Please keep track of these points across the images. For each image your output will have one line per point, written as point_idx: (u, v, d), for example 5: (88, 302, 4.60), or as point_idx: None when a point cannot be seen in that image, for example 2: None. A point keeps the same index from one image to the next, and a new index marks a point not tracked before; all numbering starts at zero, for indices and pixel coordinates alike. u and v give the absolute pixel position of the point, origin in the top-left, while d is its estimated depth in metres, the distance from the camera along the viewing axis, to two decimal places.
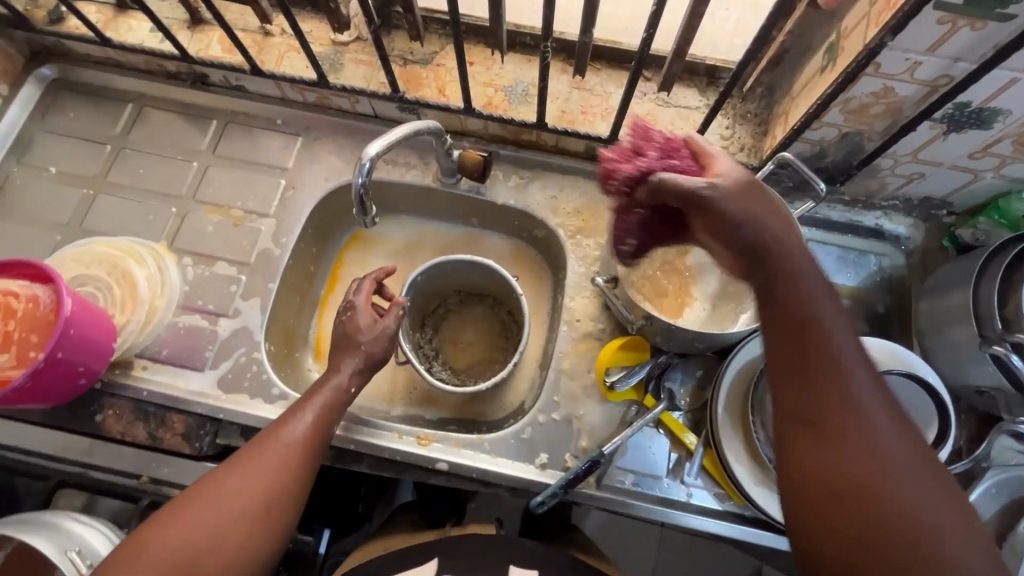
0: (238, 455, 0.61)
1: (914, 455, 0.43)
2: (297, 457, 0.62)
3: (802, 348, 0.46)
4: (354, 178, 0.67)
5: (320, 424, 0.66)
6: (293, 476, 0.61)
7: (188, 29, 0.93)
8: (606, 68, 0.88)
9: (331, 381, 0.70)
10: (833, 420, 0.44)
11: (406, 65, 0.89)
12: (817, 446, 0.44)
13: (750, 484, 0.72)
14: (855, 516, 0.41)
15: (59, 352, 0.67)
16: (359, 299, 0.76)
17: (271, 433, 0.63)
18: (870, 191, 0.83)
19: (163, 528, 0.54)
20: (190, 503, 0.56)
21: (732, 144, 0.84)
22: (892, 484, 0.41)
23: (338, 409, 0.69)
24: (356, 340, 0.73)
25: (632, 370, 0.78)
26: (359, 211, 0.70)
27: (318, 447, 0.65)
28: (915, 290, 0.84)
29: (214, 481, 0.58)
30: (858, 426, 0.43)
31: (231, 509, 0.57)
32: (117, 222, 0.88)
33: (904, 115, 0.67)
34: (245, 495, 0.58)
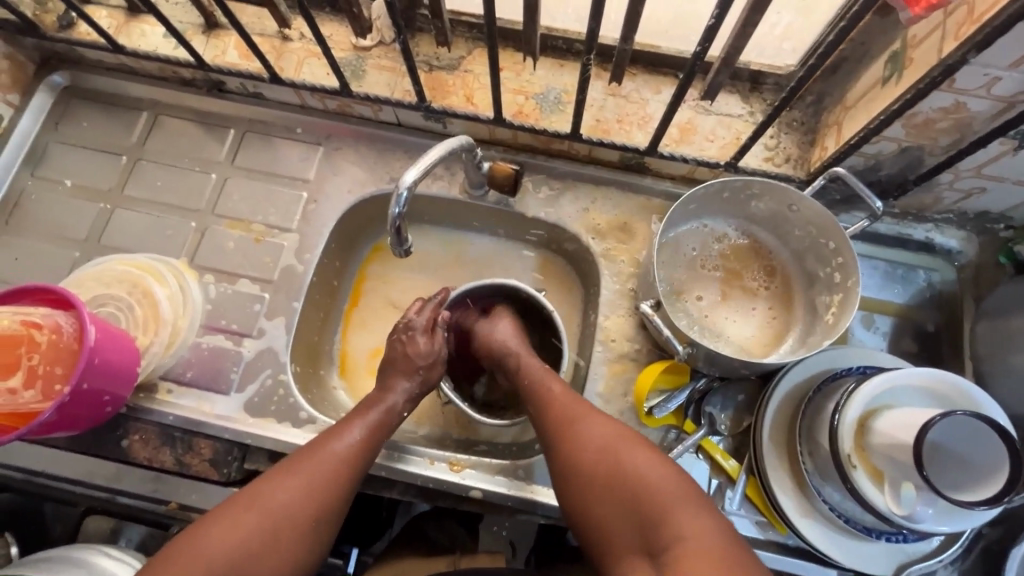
0: (289, 463, 0.61)
1: (618, 447, 0.60)
2: (345, 476, 0.62)
3: (576, 455, 0.61)
4: (392, 209, 0.67)
5: (369, 440, 0.66)
6: (339, 492, 0.61)
7: (203, 34, 0.89)
8: (643, 73, 0.84)
9: (387, 400, 0.70)
10: (569, 446, 0.62)
11: (431, 71, 0.85)
12: (569, 464, 0.61)
13: (795, 515, 0.70)
14: (610, 508, 0.57)
15: (85, 382, 0.66)
16: (420, 321, 0.76)
17: (323, 444, 0.63)
18: (923, 204, 0.79)
19: (214, 532, 0.55)
20: (243, 510, 0.56)
21: (778, 154, 0.80)
22: (614, 476, 0.58)
23: (386, 428, 0.69)
24: (413, 361, 0.73)
25: (671, 396, 0.75)
26: (395, 240, 0.71)
27: (363, 465, 0.65)
28: (967, 307, 0.80)
29: (265, 489, 0.58)
30: (597, 466, 0.59)
31: (279, 519, 0.57)
32: (136, 238, 0.86)
33: (973, 131, 0.62)
34: (294, 507, 0.58)
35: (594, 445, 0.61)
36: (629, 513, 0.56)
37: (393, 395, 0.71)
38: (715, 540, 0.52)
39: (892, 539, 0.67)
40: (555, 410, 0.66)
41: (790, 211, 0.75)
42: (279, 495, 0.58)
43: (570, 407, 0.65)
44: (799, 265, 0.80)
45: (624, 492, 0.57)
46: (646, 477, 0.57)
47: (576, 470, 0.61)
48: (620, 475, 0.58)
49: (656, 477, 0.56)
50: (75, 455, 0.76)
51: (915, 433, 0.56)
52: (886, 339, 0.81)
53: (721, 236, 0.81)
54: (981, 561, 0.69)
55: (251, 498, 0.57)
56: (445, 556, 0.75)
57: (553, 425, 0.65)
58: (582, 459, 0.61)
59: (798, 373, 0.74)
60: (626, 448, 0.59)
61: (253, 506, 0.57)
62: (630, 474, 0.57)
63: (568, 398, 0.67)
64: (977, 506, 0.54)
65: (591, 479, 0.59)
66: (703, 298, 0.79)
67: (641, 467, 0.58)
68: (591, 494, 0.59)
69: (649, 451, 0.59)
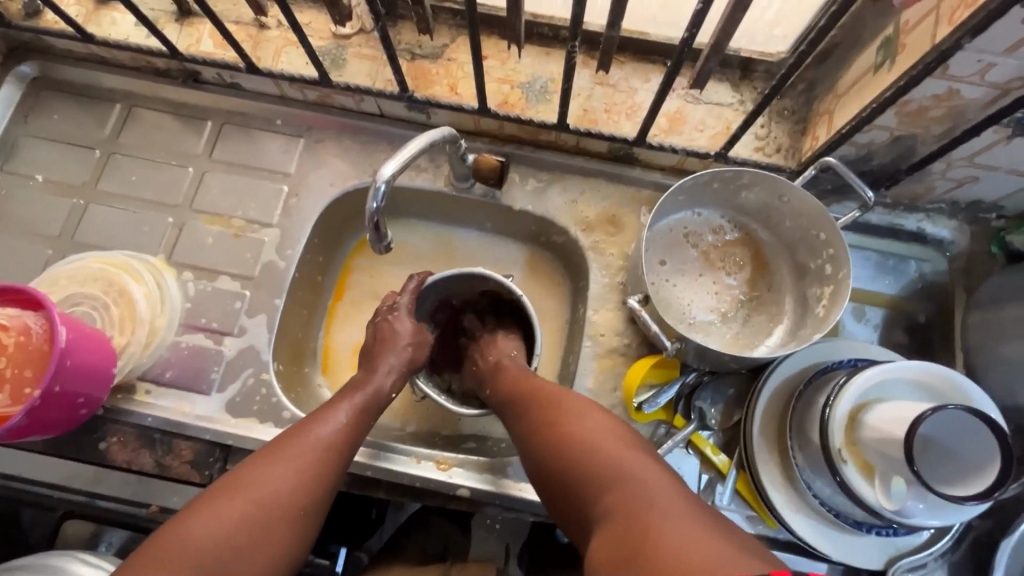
0: (273, 448, 0.58)
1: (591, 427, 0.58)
2: (329, 455, 0.59)
3: (549, 439, 0.59)
4: (370, 204, 0.65)
5: (356, 421, 0.64)
6: (329, 473, 0.59)
7: (176, 22, 0.86)
8: (631, 61, 0.82)
9: (376, 382, 0.69)
10: (544, 434, 0.60)
11: (413, 60, 0.83)
12: (543, 451, 0.59)
13: (787, 510, 0.69)
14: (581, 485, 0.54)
15: (57, 385, 0.64)
16: (404, 302, 0.76)
17: (307, 427, 0.61)
18: (916, 194, 0.78)
19: (195, 519, 0.52)
20: (228, 495, 0.54)
21: (768, 144, 0.78)
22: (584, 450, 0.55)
23: (372, 411, 0.67)
24: (399, 341, 0.74)
25: (661, 391, 0.73)
26: (375, 237, 0.69)
27: (352, 449, 0.62)
28: (959, 298, 0.80)
29: (250, 475, 0.55)
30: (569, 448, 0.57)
31: (267, 504, 0.54)
32: (112, 235, 0.83)
33: (966, 119, 0.61)
34: (283, 490, 0.55)
35: (546, 419, 0.60)
36: (580, 482, 0.54)
37: (379, 375, 0.70)
38: (662, 490, 0.50)
39: (882, 532, 0.67)
40: (521, 393, 0.67)
41: (780, 202, 0.74)
42: (264, 479, 0.55)
43: (545, 396, 0.65)
44: (790, 257, 0.78)
45: (575, 460, 0.55)
46: (597, 444, 0.55)
47: (534, 450, 0.60)
48: (569, 443, 0.56)
49: (608, 446, 0.55)
50: (52, 458, 0.74)
51: (906, 427, 0.55)
52: (876, 331, 0.81)
53: (714, 230, 0.80)
54: (972, 553, 0.69)
55: (232, 483, 0.55)
56: (439, 564, 0.77)
57: (528, 414, 0.64)
58: (539, 435, 0.60)
59: (787, 367, 0.73)
60: (575, 419, 0.59)
61: (237, 490, 0.54)
62: (579, 441, 0.56)
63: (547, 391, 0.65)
64: (967, 502, 0.53)
65: (556, 462, 0.57)
66: (666, 262, 0.78)
67: (593, 436, 0.56)
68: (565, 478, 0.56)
69: (601, 421, 0.58)
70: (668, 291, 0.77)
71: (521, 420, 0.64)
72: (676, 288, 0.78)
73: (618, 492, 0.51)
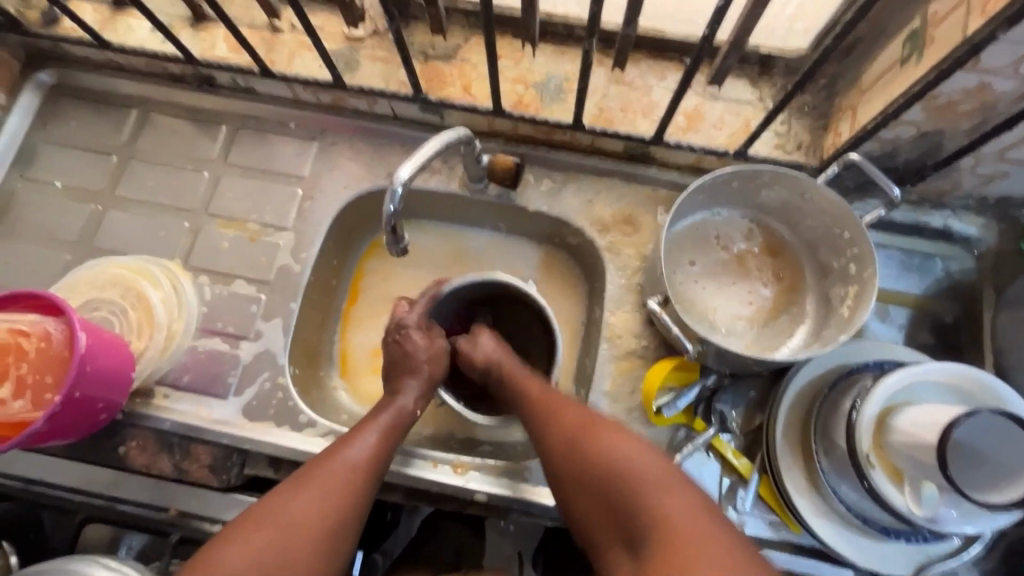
0: (300, 476, 0.58)
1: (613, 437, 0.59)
2: (358, 480, 0.59)
3: (568, 448, 0.60)
4: (386, 207, 0.64)
5: (383, 441, 0.64)
6: (357, 501, 0.58)
7: (191, 28, 0.86)
8: (647, 59, 0.81)
9: (398, 402, 0.69)
10: (561, 443, 0.61)
11: (427, 61, 0.82)
12: (563, 458, 0.60)
13: (811, 516, 0.67)
14: (607, 500, 0.56)
15: (77, 391, 0.64)
16: (412, 318, 0.75)
17: (333, 452, 0.61)
18: (942, 190, 0.76)
19: (225, 552, 0.51)
20: (258, 521, 0.54)
21: (789, 141, 0.76)
22: (610, 464, 0.57)
23: (398, 430, 0.67)
24: (415, 359, 0.72)
25: (682, 393, 0.72)
26: (392, 240, 0.68)
27: (381, 470, 0.62)
28: (988, 297, 0.77)
29: (278, 503, 0.55)
30: (592, 459, 0.58)
31: (296, 537, 0.53)
32: (128, 240, 0.84)
33: (997, 114, 0.59)
34: (309, 518, 0.55)
35: (575, 440, 0.60)
36: (612, 504, 0.55)
37: (402, 397, 0.70)
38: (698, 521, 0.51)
39: (911, 539, 0.65)
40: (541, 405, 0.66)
41: (802, 200, 0.72)
42: (290, 511, 0.55)
43: (553, 402, 0.66)
44: (812, 257, 0.77)
45: (598, 472, 0.57)
46: (630, 467, 0.56)
47: (564, 471, 0.60)
48: (602, 465, 0.57)
49: (640, 467, 0.56)
50: (72, 462, 0.75)
51: (938, 432, 0.53)
52: (901, 331, 0.79)
53: (745, 234, 0.78)
54: (1004, 560, 0.66)
55: (259, 513, 0.54)
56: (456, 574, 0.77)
57: (539, 418, 0.65)
58: (572, 453, 0.60)
59: (811, 369, 0.72)
60: (606, 436, 0.59)
61: (263, 523, 0.54)
62: (610, 463, 0.57)
63: (557, 398, 0.66)
64: (1001, 509, 0.51)
65: (576, 473, 0.59)
66: (694, 262, 0.77)
67: (618, 447, 0.58)
68: (586, 488, 0.58)
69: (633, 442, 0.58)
70: (691, 289, 0.76)
71: (545, 436, 0.63)
72: (698, 287, 0.76)
73: (649, 511, 0.52)
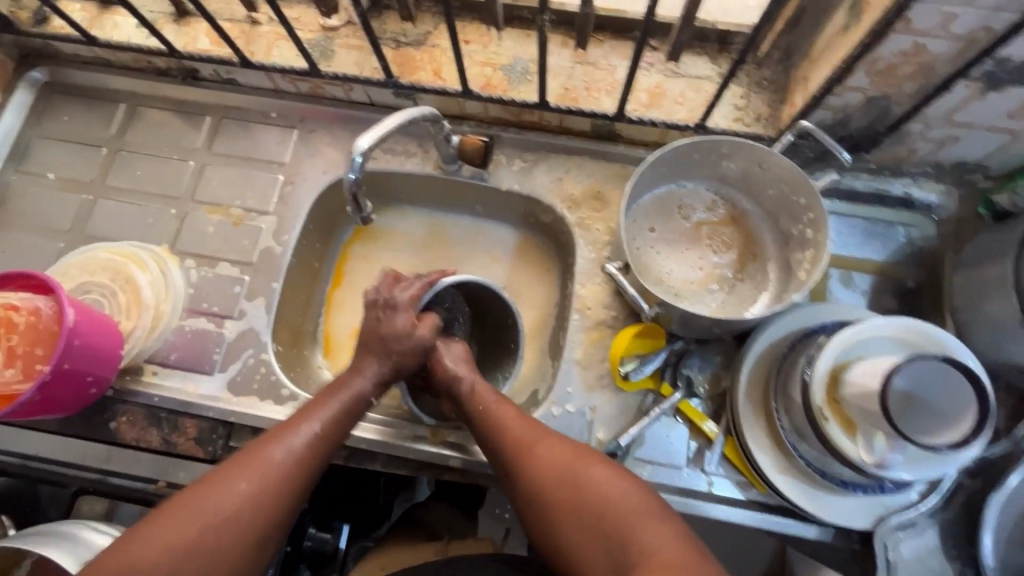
0: (233, 460, 0.58)
1: (601, 476, 0.59)
2: (287, 471, 0.59)
3: (555, 490, 0.59)
4: (346, 174, 0.67)
5: (330, 428, 0.64)
6: (284, 495, 0.58)
7: (174, 23, 0.90)
8: (610, 39, 0.84)
9: (353, 388, 0.68)
10: (550, 485, 0.60)
11: (399, 48, 0.85)
12: (549, 500, 0.59)
13: (772, 471, 0.70)
14: (596, 541, 0.56)
15: (66, 363, 0.67)
16: (403, 297, 0.72)
17: (271, 440, 0.61)
18: (899, 157, 0.78)
19: (149, 538, 0.52)
20: (181, 507, 0.54)
21: (748, 114, 0.79)
22: (598, 503, 0.57)
23: (346, 419, 0.66)
24: (389, 343, 0.70)
25: (647, 359, 0.75)
26: (354, 207, 0.71)
27: (317, 461, 0.62)
28: (948, 261, 0.79)
29: (206, 490, 0.55)
30: (582, 499, 0.58)
31: (221, 525, 0.54)
32: (118, 227, 0.87)
33: (936, 75, 0.62)
34: (233, 507, 0.55)
35: (560, 474, 0.60)
36: (602, 543, 0.56)
37: (359, 379, 0.69)
38: (677, 549, 0.53)
39: (869, 490, 0.68)
40: (513, 437, 0.64)
41: (761, 170, 0.75)
42: (216, 500, 0.55)
43: (533, 436, 0.64)
44: (772, 225, 0.80)
45: (587, 514, 0.57)
46: (613, 501, 0.57)
47: (551, 513, 0.59)
48: (583, 497, 0.58)
49: (624, 501, 0.57)
50: (66, 438, 0.78)
51: (882, 379, 0.56)
52: (865, 297, 0.80)
53: (707, 206, 0.81)
54: (963, 513, 0.67)
55: (187, 502, 0.55)
56: (435, 543, 0.81)
57: (518, 456, 0.63)
58: (549, 484, 0.60)
59: (773, 331, 0.74)
60: (592, 473, 0.59)
61: (185, 510, 0.54)
62: (592, 497, 0.57)
63: (536, 431, 0.65)
64: (942, 449, 0.54)
65: (566, 516, 0.58)
66: (658, 231, 0.80)
67: (603, 487, 0.58)
68: (574, 528, 0.57)
69: (614, 474, 0.59)
70: (655, 260, 0.79)
71: (527, 473, 0.62)
72: (665, 255, 0.79)
73: (638, 552, 0.53)
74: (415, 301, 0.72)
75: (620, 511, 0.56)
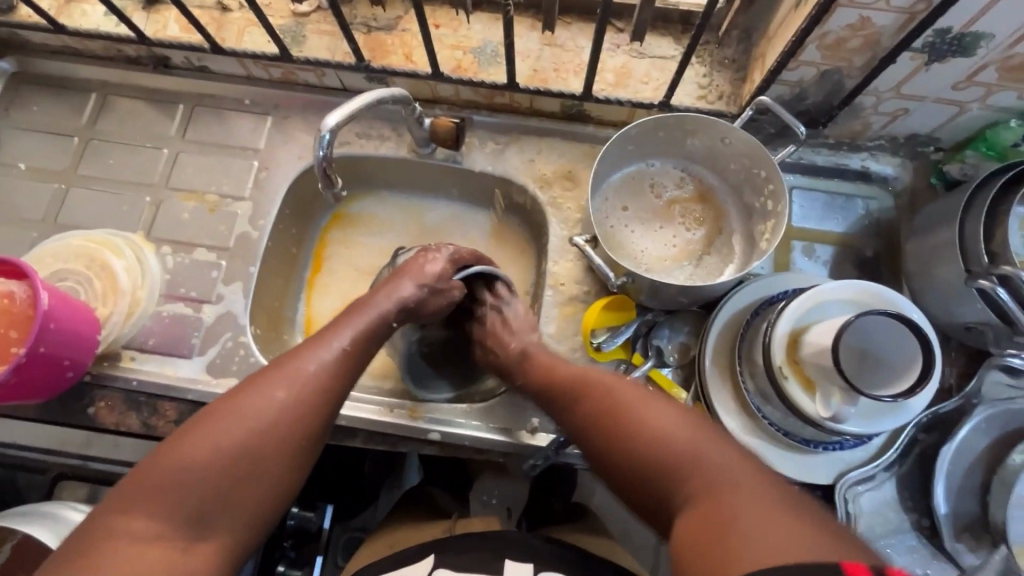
0: (265, 372, 0.58)
1: (652, 408, 0.58)
2: (319, 385, 0.58)
3: (604, 426, 0.59)
4: (315, 151, 0.69)
5: (360, 345, 0.64)
6: (318, 410, 0.57)
7: (143, 11, 0.90)
8: (577, 22, 0.86)
9: (380, 308, 0.69)
10: (600, 422, 0.60)
11: (370, 32, 0.86)
12: (600, 436, 0.59)
13: (739, 434, 0.72)
14: (644, 472, 0.54)
15: (42, 346, 0.68)
16: (450, 249, 0.76)
17: (301, 353, 0.60)
18: (855, 132, 0.81)
19: (189, 443, 0.52)
20: (217, 417, 0.53)
21: (711, 92, 0.82)
22: (648, 429, 0.56)
23: (374, 339, 0.66)
24: (424, 279, 0.73)
25: (617, 331, 0.77)
26: (325, 183, 0.73)
27: (347, 377, 0.62)
28: (904, 231, 0.82)
29: (243, 402, 0.55)
30: (631, 434, 0.56)
31: (264, 429, 0.54)
32: (92, 215, 0.87)
33: (882, 48, 0.65)
34: (273, 417, 0.54)
35: (609, 411, 0.60)
36: (652, 474, 0.54)
37: (390, 301, 0.70)
38: (742, 467, 0.50)
39: (831, 448, 0.71)
40: (562, 394, 0.66)
41: (723, 145, 0.77)
42: (254, 406, 0.54)
43: (581, 377, 0.66)
44: (737, 199, 0.82)
45: (635, 451, 0.55)
46: (662, 431, 0.55)
47: (602, 449, 0.58)
48: (631, 434, 0.56)
49: (672, 432, 0.54)
50: (44, 425, 0.78)
51: (833, 333, 0.59)
52: (827, 267, 0.82)
53: (676, 182, 0.84)
54: (919, 466, 0.71)
55: (228, 409, 0.54)
56: (443, 521, 0.74)
57: (570, 395, 0.65)
58: (597, 434, 0.60)
59: (738, 300, 0.76)
60: (635, 410, 0.58)
61: (225, 419, 0.53)
62: (641, 431, 0.56)
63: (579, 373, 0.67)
64: (888, 399, 0.57)
65: (617, 452, 0.57)
66: (628, 208, 0.82)
67: (652, 419, 0.56)
68: (626, 464, 0.56)
69: (662, 405, 0.58)
70: (626, 235, 0.81)
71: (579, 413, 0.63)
72: (636, 229, 0.82)
73: (690, 480, 0.51)
74: (459, 261, 0.77)
75: (669, 440, 0.54)
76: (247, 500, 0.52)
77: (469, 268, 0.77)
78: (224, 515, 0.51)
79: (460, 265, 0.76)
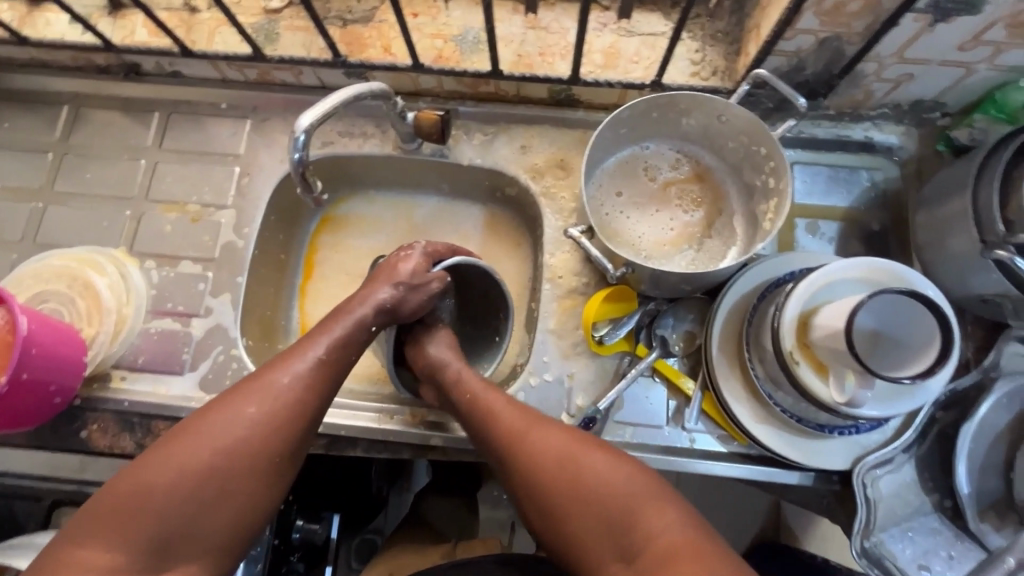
0: (237, 390, 0.57)
1: (598, 458, 0.58)
2: (291, 406, 0.57)
3: (548, 470, 0.59)
4: (291, 154, 0.66)
5: (337, 360, 0.62)
6: (288, 435, 0.56)
7: (109, 16, 0.86)
8: (560, 2, 0.82)
9: (354, 314, 0.65)
10: (544, 462, 0.59)
11: (345, 26, 0.83)
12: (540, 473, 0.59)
13: (751, 422, 0.70)
14: (587, 514, 0.56)
15: (24, 373, 0.66)
16: (421, 246, 0.71)
17: (278, 368, 0.59)
18: (856, 101, 0.77)
19: (156, 468, 0.51)
20: (185, 439, 0.53)
21: (704, 67, 0.78)
22: (595, 480, 0.57)
23: (353, 349, 0.64)
24: (398, 278, 0.69)
25: (619, 322, 0.74)
26: (304, 188, 0.70)
27: (321, 394, 0.60)
28: (912, 202, 0.79)
29: (212, 427, 0.54)
30: (577, 482, 0.57)
31: (231, 454, 0.53)
32: (71, 233, 0.84)
33: (884, 9, 0.61)
34: (242, 442, 0.54)
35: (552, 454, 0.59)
36: (599, 520, 0.56)
37: (360, 308, 0.66)
38: (684, 529, 0.54)
39: (845, 432, 0.69)
40: (500, 428, 0.63)
41: (719, 123, 0.74)
42: (224, 428, 0.54)
43: (516, 420, 0.63)
44: (736, 177, 0.79)
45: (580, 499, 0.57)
46: (606, 479, 0.57)
47: (543, 482, 0.58)
48: (587, 491, 0.57)
49: (621, 482, 0.57)
50: (37, 451, 0.77)
51: (845, 316, 0.56)
52: (833, 244, 0.79)
53: (671, 164, 0.81)
54: (937, 446, 0.69)
55: (197, 430, 0.53)
56: (443, 545, 0.77)
57: (503, 434, 0.63)
58: (547, 480, 0.58)
59: (744, 283, 0.74)
60: (582, 456, 0.58)
61: (194, 439, 0.53)
62: (585, 475, 0.57)
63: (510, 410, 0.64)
64: (906, 380, 0.55)
65: (558, 491, 0.58)
66: (623, 193, 0.79)
67: (598, 469, 0.58)
68: (566, 500, 0.57)
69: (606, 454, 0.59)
70: (621, 221, 0.78)
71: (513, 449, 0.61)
72: (633, 214, 0.79)
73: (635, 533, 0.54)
74: (434, 254, 0.72)
75: (621, 493, 0.56)
76: (210, 531, 0.52)
77: (446, 262, 0.73)
78: (192, 544, 0.51)
79: (436, 259, 0.72)
